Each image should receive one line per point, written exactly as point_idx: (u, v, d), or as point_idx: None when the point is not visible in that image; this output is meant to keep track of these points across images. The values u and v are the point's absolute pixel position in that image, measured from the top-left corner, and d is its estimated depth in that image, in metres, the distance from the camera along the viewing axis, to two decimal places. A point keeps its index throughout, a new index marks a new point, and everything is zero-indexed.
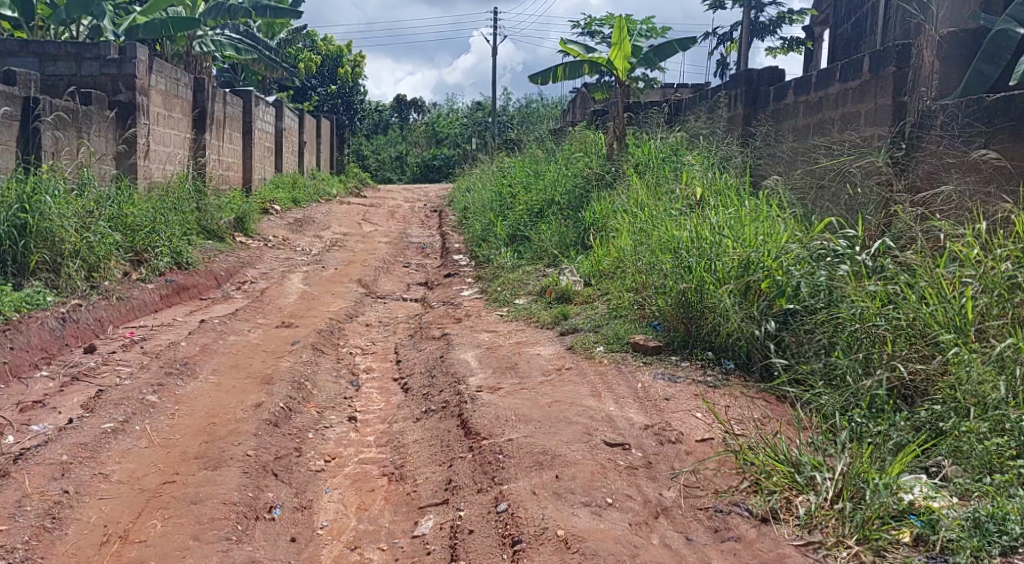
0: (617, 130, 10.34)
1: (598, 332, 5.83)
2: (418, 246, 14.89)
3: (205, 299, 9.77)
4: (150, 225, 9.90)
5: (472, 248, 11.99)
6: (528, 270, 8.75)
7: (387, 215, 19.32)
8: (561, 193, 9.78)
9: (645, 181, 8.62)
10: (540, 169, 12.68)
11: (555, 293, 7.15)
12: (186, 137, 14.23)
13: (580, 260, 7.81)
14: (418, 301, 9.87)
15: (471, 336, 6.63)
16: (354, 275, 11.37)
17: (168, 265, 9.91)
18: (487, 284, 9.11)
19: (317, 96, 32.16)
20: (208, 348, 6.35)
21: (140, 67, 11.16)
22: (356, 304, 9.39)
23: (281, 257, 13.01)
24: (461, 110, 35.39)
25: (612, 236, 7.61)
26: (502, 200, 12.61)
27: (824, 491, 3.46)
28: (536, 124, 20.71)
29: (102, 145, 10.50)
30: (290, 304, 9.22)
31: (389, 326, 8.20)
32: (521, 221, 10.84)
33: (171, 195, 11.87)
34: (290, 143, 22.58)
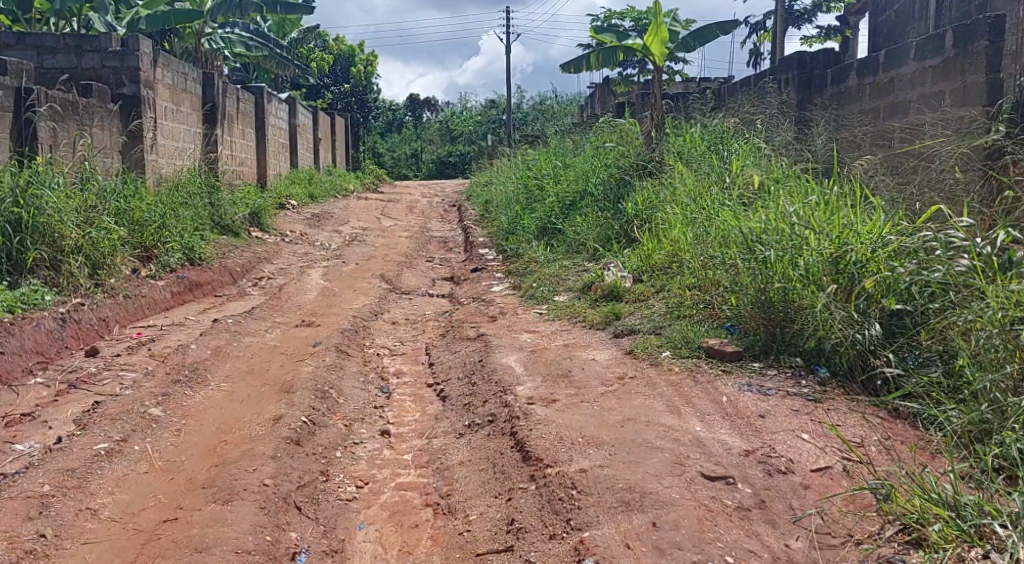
0: (660, 110, 9.47)
1: (660, 334, 5.15)
2: (441, 240, 14.24)
3: (219, 296, 9.16)
4: (157, 220, 9.38)
5: (499, 242, 11.32)
6: (567, 263, 7.99)
7: (406, 209, 18.67)
8: (598, 180, 9.08)
9: (695, 167, 7.90)
10: (568, 160, 11.96)
11: (602, 289, 6.44)
12: (196, 132, 13.62)
13: (627, 253, 7.08)
14: (444, 297, 9.22)
15: (510, 337, 5.97)
16: (376, 270, 10.73)
17: (179, 261, 9.34)
18: (521, 279, 8.42)
19: (331, 95, 31.57)
20: (221, 350, 5.72)
21: (144, 60, 10.83)
22: (380, 301, 8.75)
23: (299, 252, 12.37)
24: (477, 106, 34.74)
25: (662, 226, 6.89)
26: (528, 192, 11.94)
27: (1011, 551, 2.73)
28: (558, 117, 19.96)
29: (105, 139, 9.94)
30: (310, 301, 8.59)
31: (416, 326, 7.53)
32: (553, 212, 10.09)
33: (181, 189, 11.35)
34: (305, 140, 22.00)
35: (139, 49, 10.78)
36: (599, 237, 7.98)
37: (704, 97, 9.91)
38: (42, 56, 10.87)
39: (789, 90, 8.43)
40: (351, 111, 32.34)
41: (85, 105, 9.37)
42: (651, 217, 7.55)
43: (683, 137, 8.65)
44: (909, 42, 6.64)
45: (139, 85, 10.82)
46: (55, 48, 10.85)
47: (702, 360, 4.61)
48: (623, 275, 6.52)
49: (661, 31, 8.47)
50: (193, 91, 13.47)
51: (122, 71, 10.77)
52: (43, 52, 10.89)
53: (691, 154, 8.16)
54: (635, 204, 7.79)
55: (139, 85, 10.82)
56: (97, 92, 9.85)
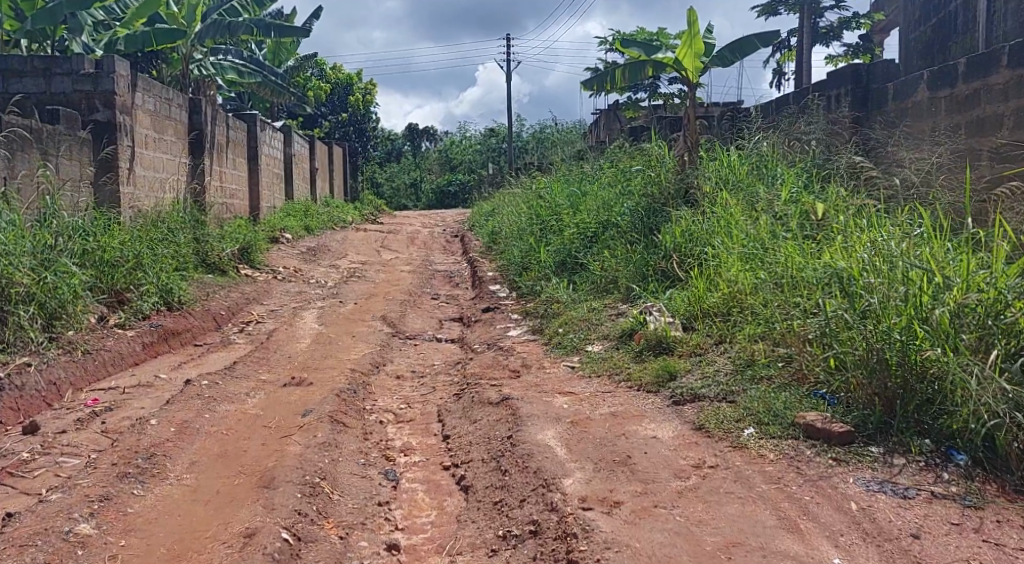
0: (696, 130, 8.45)
1: (736, 402, 4.15)
2: (445, 274, 13.25)
3: (200, 346, 8.15)
4: (131, 261, 8.47)
5: (511, 278, 10.32)
6: (597, 304, 6.98)
7: (406, 241, 17.68)
8: (627, 210, 8.12)
9: (740, 196, 6.93)
10: (587, 188, 10.95)
11: (646, 340, 5.44)
12: (181, 162, 12.64)
13: (669, 296, 6.08)
14: (454, 343, 8.24)
15: (541, 403, 4.96)
16: (377, 311, 9.74)
17: (154, 307, 8.43)
18: (542, 324, 7.42)
19: (328, 124, 30.65)
20: (187, 426, 4.70)
21: (120, 83, 9.97)
22: (383, 349, 7.74)
23: (292, 291, 11.40)
24: (477, 135, 33.87)
25: (712, 261, 5.89)
26: (541, 223, 10.93)
27: None
28: (565, 144, 19.03)
29: (73, 171, 9.07)
30: (302, 350, 7.62)
31: (425, 382, 6.50)
32: (575, 246, 9.09)
33: (161, 225, 10.41)
34: (302, 171, 21.06)
35: (113, 71, 9.91)
36: (631, 273, 6.97)
37: (740, 117, 8.87)
38: (8, 81, 9.94)
39: (841, 106, 7.39)
40: (349, 141, 31.42)
41: (48, 133, 8.58)
42: (698, 252, 6.57)
43: (722, 159, 7.68)
44: (999, 47, 5.70)
45: (115, 111, 9.92)
46: (22, 71, 9.92)
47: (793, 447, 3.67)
48: (671, 322, 5.51)
49: (697, 42, 7.51)
50: (179, 118, 12.55)
51: (95, 96, 9.88)
52: (9, 75, 9.96)
53: (734, 180, 7.19)
54: (672, 237, 6.81)
55: (114, 111, 9.92)
56: (65, 119, 8.98)
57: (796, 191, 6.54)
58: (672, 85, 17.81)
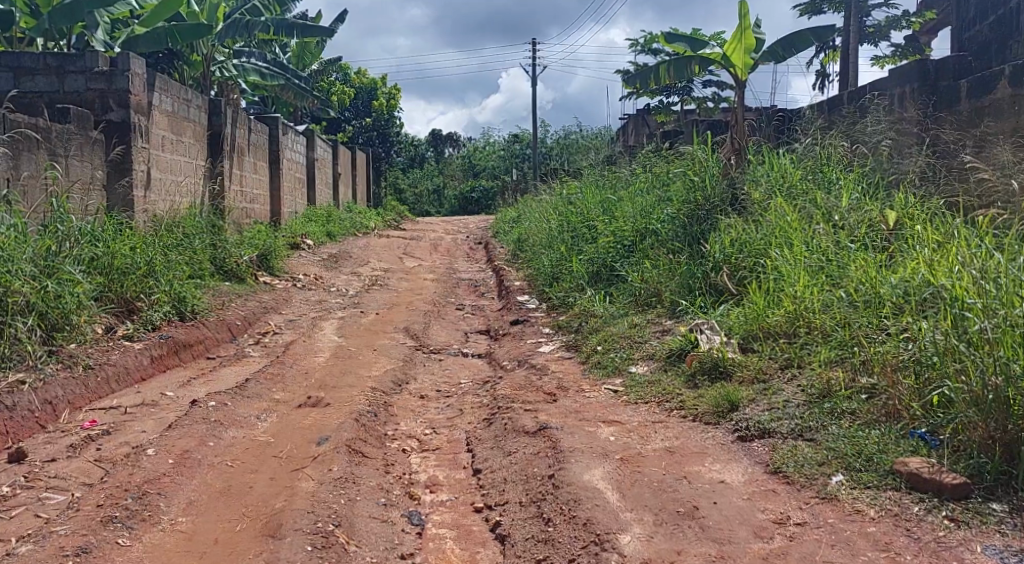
0: (744, 132, 7.94)
1: (827, 451, 3.71)
2: (470, 283, 12.73)
3: (213, 359, 7.65)
4: (144, 268, 8.00)
5: (542, 289, 9.79)
6: (639, 319, 6.45)
7: (430, 248, 17.19)
8: (669, 218, 7.61)
9: (796, 203, 6.40)
10: (623, 195, 10.39)
11: (698, 363, 4.91)
12: (199, 165, 12.20)
13: (721, 315, 5.54)
14: (482, 358, 7.72)
15: (585, 434, 4.44)
16: (400, 322, 9.23)
17: (166, 317, 7.95)
18: (577, 340, 6.89)
19: (351, 129, 30.21)
20: (188, 458, 4.19)
21: (135, 81, 9.53)
22: (405, 365, 7.22)
23: (312, 300, 10.92)
24: (502, 142, 33.36)
25: (770, 274, 5.37)
26: (572, 231, 10.38)
27: None
28: (595, 148, 18.47)
29: (85, 174, 8.64)
30: (320, 364, 7.12)
31: (452, 403, 5.97)
32: (610, 255, 8.53)
33: (177, 231, 9.96)
34: (324, 176, 20.62)
35: (129, 69, 9.47)
36: (677, 287, 6.45)
37: (789, 119, 8.30)
38: (19, 78, 9.50)
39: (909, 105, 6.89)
40: (372, 147, 30.97)
41: (57, 132, 8.15)
42: (753, 266, 6.06)
43: (773, 164, 7.14)
44: None
45: (129, 110, 9.48)
46: (34, 69, 9.49)
47: (896, 505, 3.35)
48: (725, 341, 4.98)
49: (748, 36, 7.03)
50: (198, 119, 12.13)
51: (110, 95, 9.45)
52: (21, 73, 9.52)
53: (789, 185, 6.65)
54: (722, 247, 6.28)
55: (129, 110, 9.48)
56: (77, 117, 8.53)
57: (860, 198, 6.00)
58: (706, 87, 17.25)
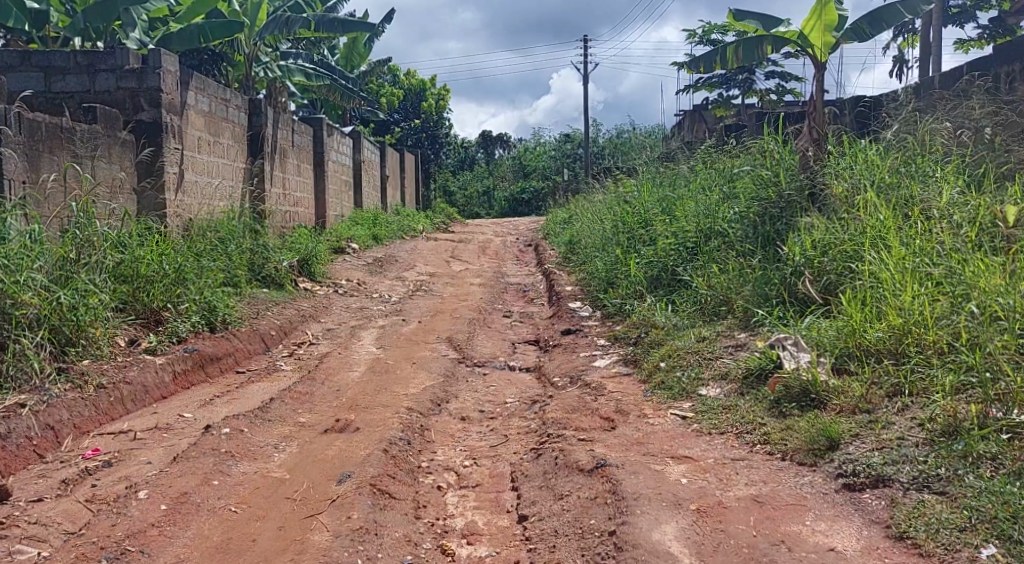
0: (823, 121, 7.11)
1: (967, 509, 3.15)
2: (519, 288, 12.11)
3: (242, 374, 7.06)
4: (171, 275, 7.45)
5: (595, 296, 9.09)
6: (707, 330, 5.78)
7: (479, 251, 16.61)
8: (738, 220, 6.97)
9: (888, 201, 5.74)
10: (683, 194, 9.65)
11: (780, 388, 4.26)
12: (239, 167, 11.68)
13: (805, 330, 4.81)
14: (531, 372, 7.06)
15: (652, 476, 3.76)
16: (443, 331, 8.62)
17: (194, 328, 7.38)
18: (637, 355, 6.19)
19: (400, 131, 29.73)
20: (182, 509, 3.59)
21: (167, 80, 8.97)
22: (447, 381, 6.58)
23: (353, 307, 10.36)
24: (553, 143, 32.72)
25: (864, 282, 4.70)
26: (627, 232, 9.66)
27: None
28: (651, 145, 17.74)
29: (113, 175, 8.07)
30: (355, 381, 6.50)
31: (495, 428, 5.31)
32: (671, 259, 7.83)
33: (210, 236, 9.44)
34: (371, 178, 20.15)
35: (160, 67, 8.90)
36: (751, 297, 5.80)
37: (873, 109, 7.49)
38: (49, 78, 8.91)
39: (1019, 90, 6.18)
40: (422, 148, 30.47)
41: (81, 131, 7.56)
42: (840, 272, 5.39)
43: (857, 157, 6.45)
44: None
45: (161, 110, 8.90)
46: (63, 68, 8.92)
47: None
48: (814, 363, 4.32)
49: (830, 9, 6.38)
50: (237, 120, 11.63)
51: (141, 94, 8.89)
52: (51, 72, 8.93)
53: (881, 182, 5.96)
54: (804, 251, 5.62)
55: (160, 110, 8.90)
56: (103, 117, 7.96)
57: (972, 204, 5.34)
58: (769, 80, 16.47)
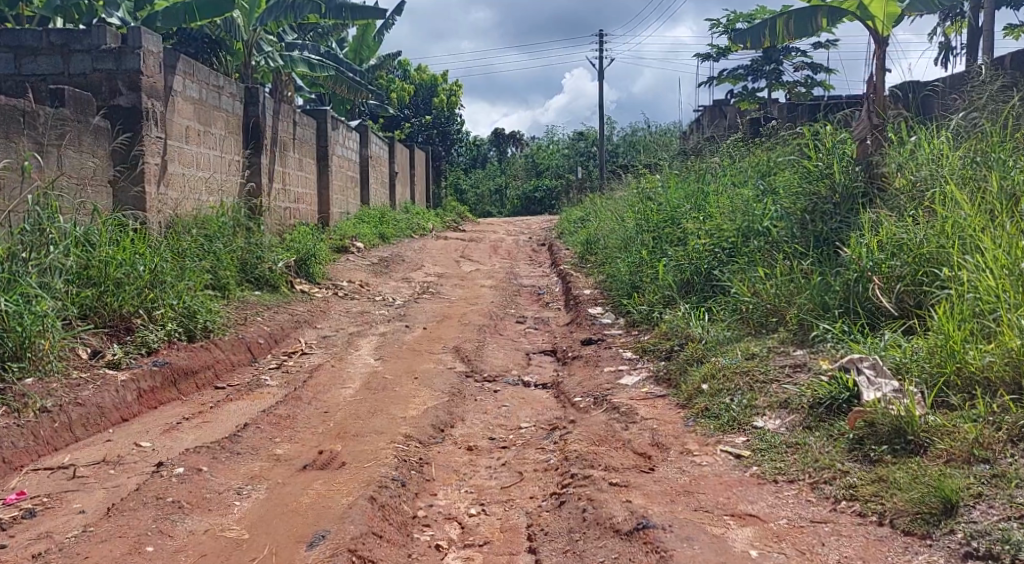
0: (883, 103, 6.27)
1: None
2: (533, 290, 11.27)
3: (222, 390, 6.26)
4: (145, 278, 6.65)
5: (618, 301, 8.25)
6: (756, 346, 4.94)
7: (489, 250, 15.78)
8: (786, 218, 6.21)
9: (968, 194, 5.03)
10: (715, 188, 8.82)
11: (861, 423, 3.61)
12: (234, 159, 10.84)
13: (884, 349, 4.08)
14: (548, 389, 6.23)
15: (711, 545, 3.16)
16: (450, 340, 7.79)
17: (169, 337, 6.57)
18: (674, 375, 5.36)
19: (410, 127, 28.92)
20: None
21: (147, 60, 8.19)
22: (452, 401, 5.75)
23: (354, 310, 9.56)
24: (567, 140, 31.87)
25: (963, 295, 4.02)
26: (653, 231, 8.82)
27: None
28: (672, 140, 16.85)
29: (87, 167, 7.30)
30: (347, 399, 5.69)
31: (509, 463, 4.48)
32: (705, 260, 6.97)
33: (196, 234, 8.66)
34: (379, 175, 19.34)
35: (140, 47, 8.12)
36: (809, 306, 5.00)
37: (936, 93, 6.63)
38: (20, 60, 8.25)
39: None
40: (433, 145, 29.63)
41: (46, 116, 6.81)
42: (919, 277, 4.65)
43: (924, 144, 5.71)
44: None
45: (140, 94, 8.11)
46: (34, 48, 8.22)
47: None
48: (898, 394, 3.65)
49: None
50: (231, 109, 10.82)
51: (119, 76, 8.10)
52: (22, 53, 8.26)
53: (959, 174, 5.24)
54: (872, 254, 4.90)
55: (140, 94, 8.10)
56: (72, 100, 7.19)
57: None
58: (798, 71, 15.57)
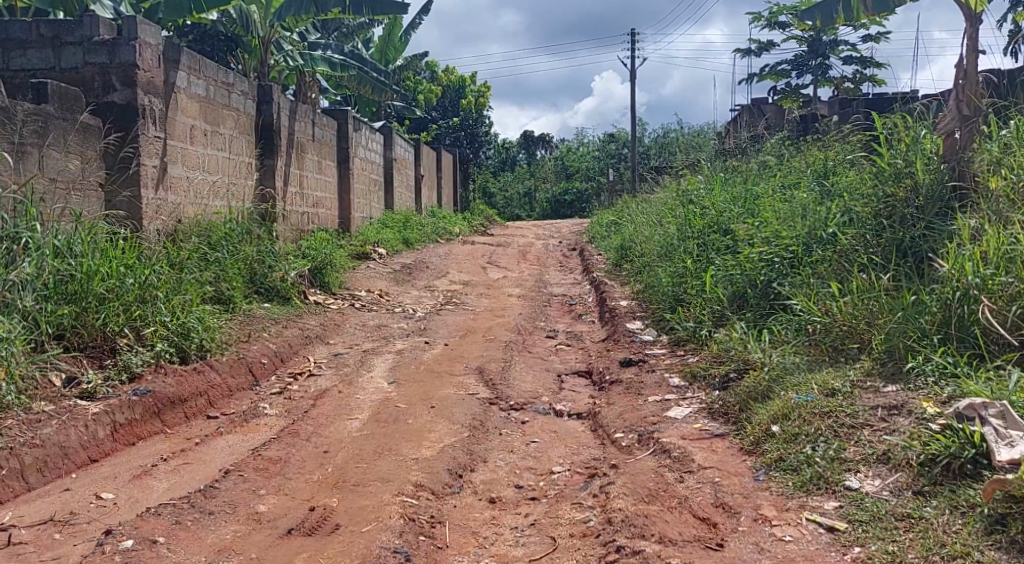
0: (977, 92, 5.43)
1: None
2: (564, 300, 10.46)
3: (214, 421, 5.51)
4: (134, 292, 5.94)
5: (660, 315, 7.42)
6: (836, 379, 4.10)
7: (518, 256, 15.00)
8: (858, 223, 5.50)
9: None
10: (765, 191, 7.98)
11: (1001, 496, 3.04)
12: (245, 162, 10.13)
13: (1011, 393, 3.50)
14: (584, 421, 5.43)
15: None
16: (473, 359, 7.00)
17: (156, 359, 5.81)
18: (740, 412, 4.53)
19: (437, 128, 28.14)
20: None
21: (144, 52, 7.45)
22: (473, 437, 4.96)
23: (370, 323, 8.80)
24: (598, 141, 31.07)
25: None
26: (697, 238, 7.99)
27: None
28: (712, 140, 15.98)
29: (73, 169, 6.60)
30: (350, 435, 4.91)
31: (539, 523, 3.71)
32: (764, 271, 6.13)
33: (200, 243, 7.95)
34: (404, 177, 18.60)
35: (137, 38, 7.37)
36: (904, 332, 4.19)
37: None
38: (8, 54, 7.49)
39: None
40: (460, 148, 28.85)
41: (24, 113, 6.12)
42: None
43: None
44: None
45: (136, 89, 7.38)
46: (24, 41, 7.46)
47: None
48: None
49: None
50: (242, 108, 10.03)
51: (112, 70, 7.37)
52: (10, 47, 7.50)
53: None
54: (977, 268, 4.17)
55: (135, 89, 7.38)
56: (56, 95, 6.47)
57: None
58: (847, 66, 14.65)
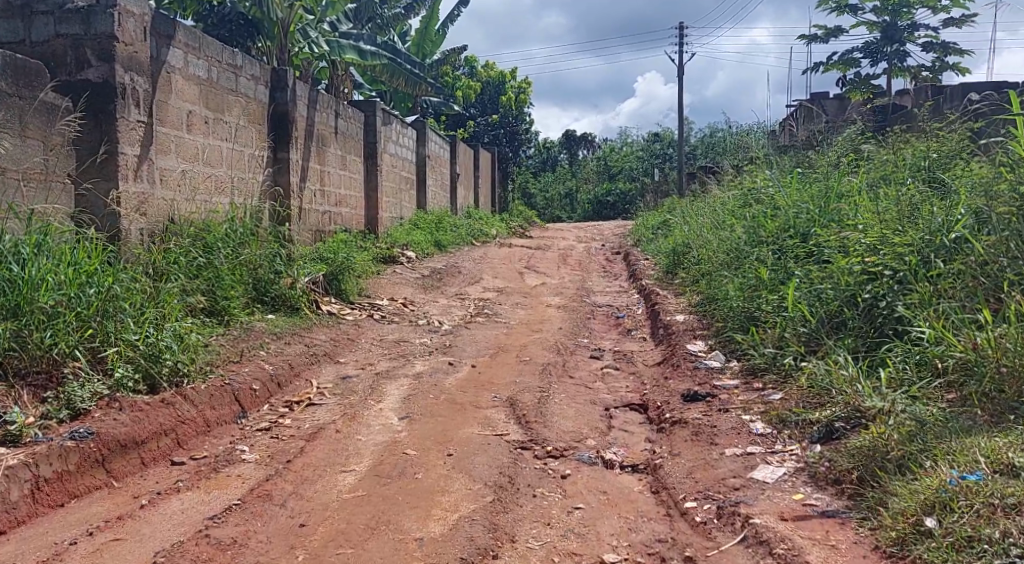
0: None
1: None
2: (610, 313, 9.23)
3: (179, 470, 4.39)
4: (93, 305, 4.82)
5: (728, 336, 6.18)
6: (1015, 451, 3.23)
7: (558, 260, 13.81)
8: (997, 227, 4.60)
9: None
10: (852, 189, 6.71)
11: None
12: (256, 154, 9.08)
13: None
14: (642, 478, 4.23)
15: None
16: (504, 388, 5.80)
17: (114, 390, 4.66)
18: (878, 500, 3.36)
19: (475, 126, 26.97)
20: None
21: (124, 22, 6.37)
22: (499, 501, 3.81)
23: (388, 338, 7.65)
24: (643, 140, 29.70)
25: None
26: (770, 244, 6.78)
27: None
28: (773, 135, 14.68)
29: (29, 156, 5.54)
30: (340, 499, 3.76)
31: None
32: (869, 287, 4.92)
33: (191, 245, 6.87)
34: (438, 175, 17.49)
35: (116, 6, 6.30)
36: None
37: None
38: None
39: None
40: (500, 146, 27.63)
41: None
42: None
43: None
44: None
45: (113, 65, 6.29)
46: None
47: None
48: None
49: None
50: (253, 94, 8.94)
51: (87, 42, 6.27)
52: None
53: None
54: None
55: (113, 65, 6.28)
56: (10, 69, 5.40)
57: None
58: (924, 53, 13.27)
